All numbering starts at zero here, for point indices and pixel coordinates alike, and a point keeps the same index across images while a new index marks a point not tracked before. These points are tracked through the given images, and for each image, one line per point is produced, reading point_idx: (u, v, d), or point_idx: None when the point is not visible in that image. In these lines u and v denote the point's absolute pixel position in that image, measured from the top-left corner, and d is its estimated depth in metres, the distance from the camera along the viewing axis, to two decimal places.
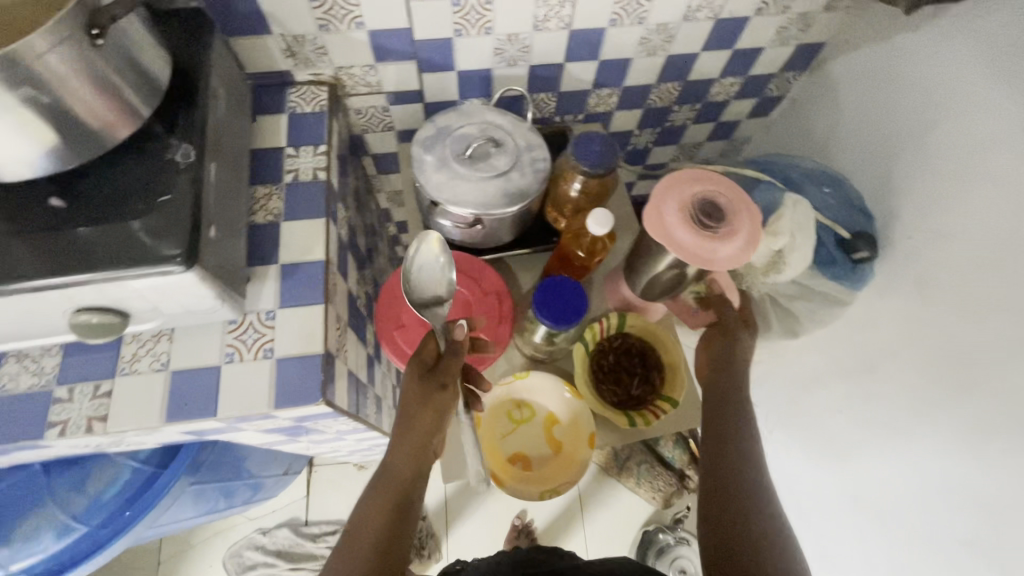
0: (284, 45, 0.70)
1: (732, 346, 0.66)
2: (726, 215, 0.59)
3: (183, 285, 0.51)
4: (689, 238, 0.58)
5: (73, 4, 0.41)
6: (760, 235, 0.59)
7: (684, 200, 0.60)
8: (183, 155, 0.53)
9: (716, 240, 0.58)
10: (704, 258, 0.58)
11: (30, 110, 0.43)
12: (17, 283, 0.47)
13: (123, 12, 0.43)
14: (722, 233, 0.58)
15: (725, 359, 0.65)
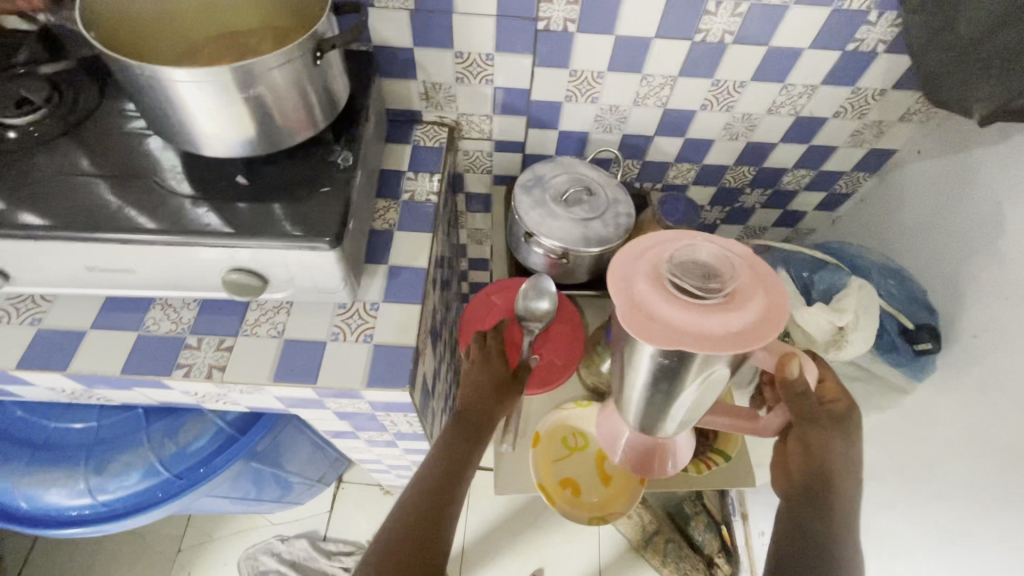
0: (422, 90, 0.84)
1: (825, 444, 0.58)
2: (714, 280, 0.48)
3: (321, 261, 0.60)
4: (715, 323, 0.47)
5: (307, 36, 0.54)
6: (735, 268, 0.49)
7: (653, 279, 0.50)
8: (343, 159, 0.64)
9: (733, 316, 0.46)
10: (767, 323, 0.46)
11: (249, 107, 0.56)
12: (203, 237, 0.57)
13: (340, 44, 0.56)
14: (723, 305, 0.47)
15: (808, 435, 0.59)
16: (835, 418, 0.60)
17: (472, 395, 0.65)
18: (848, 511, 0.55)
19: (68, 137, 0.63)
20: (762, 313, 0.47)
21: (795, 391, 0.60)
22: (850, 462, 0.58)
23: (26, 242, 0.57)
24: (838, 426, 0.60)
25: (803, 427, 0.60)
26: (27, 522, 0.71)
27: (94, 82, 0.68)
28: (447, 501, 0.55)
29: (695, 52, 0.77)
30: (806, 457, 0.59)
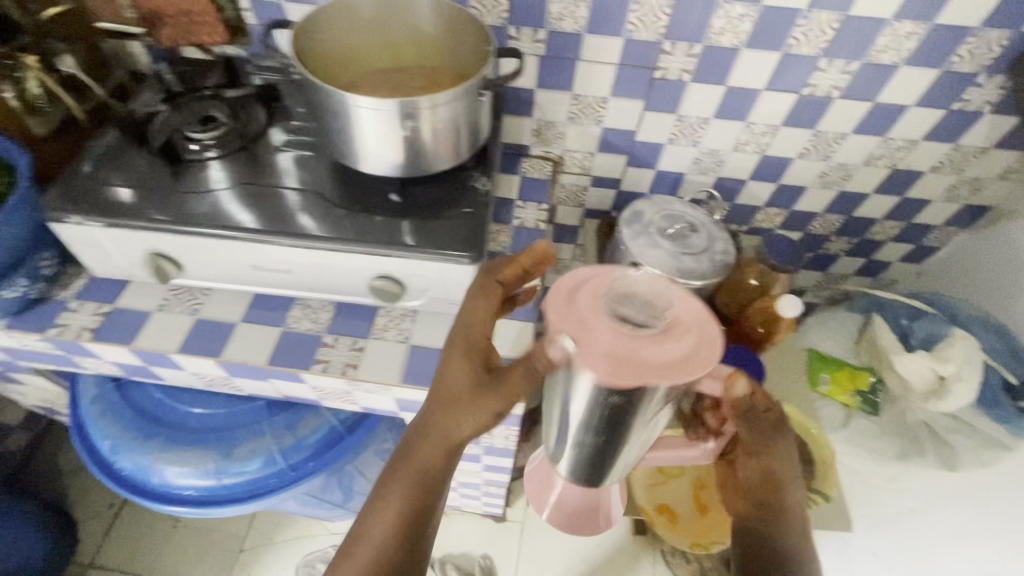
0: (535, 126, 0.91)
1: (773, 463, 0.56)
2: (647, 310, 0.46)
3: (460, 273, 0.66)
4: (655, 356, 0.44)
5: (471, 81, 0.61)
6: (670, 296, 0.48)
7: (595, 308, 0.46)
8: (482, 184, 0.71)
9: (669, 347, 0.44)
10: (705, 356, 0.45)
11: (407, 137, 0.64)
12: (364, 246, 0.64)
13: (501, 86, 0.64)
14: (660, 336, 0.45)
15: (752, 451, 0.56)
16: (779, 432, 0.56)
17: (438, 402, 0.54)
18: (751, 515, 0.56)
19: (244, 151, 0.72)
20: (697, 346, 0.45)
21: (747, 412, 0.55)
22: (782, 471, 0.56)
23: (211, 240, 0.64)
24: (781, 438, 0.56)
25: (757, 453, 0.56)
26: (159, 498, 0.77)
27: (267, 106, 0.77)
28: (415, 525, 0.52)
29: (802, 104, 0.81)
30: (760, 483, 0.56)
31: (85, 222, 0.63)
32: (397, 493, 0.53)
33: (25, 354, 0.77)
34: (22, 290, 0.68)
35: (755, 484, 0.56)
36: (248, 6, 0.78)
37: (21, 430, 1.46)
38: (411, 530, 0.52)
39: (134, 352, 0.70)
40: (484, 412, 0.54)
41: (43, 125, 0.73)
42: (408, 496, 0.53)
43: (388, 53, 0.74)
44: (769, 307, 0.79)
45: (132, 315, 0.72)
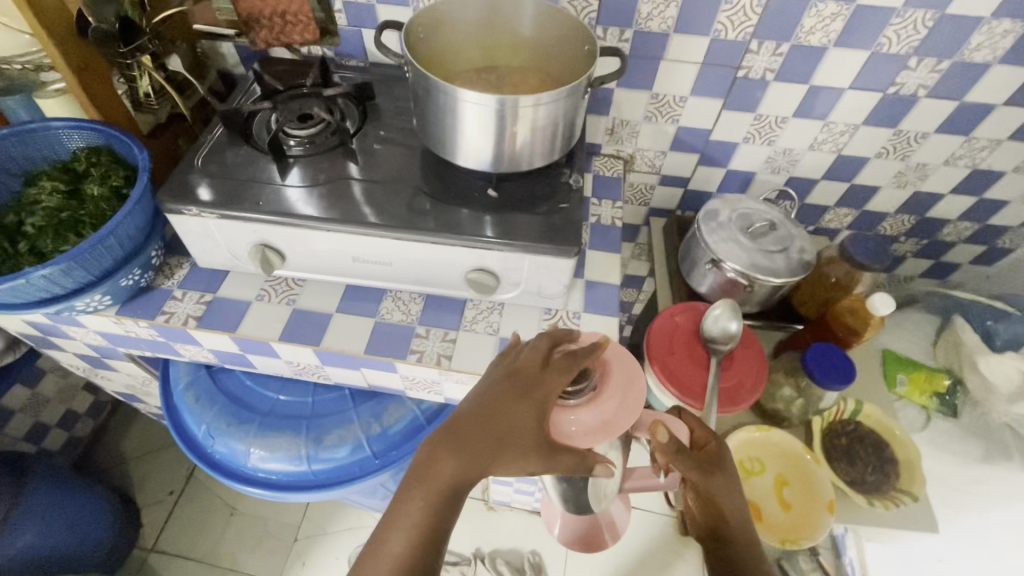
0: (609, 125, 0.92)
1: (719, 496, 0.57)
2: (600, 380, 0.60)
3: (557, 267, 0.67)
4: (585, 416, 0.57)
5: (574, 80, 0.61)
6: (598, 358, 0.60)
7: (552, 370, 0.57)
8: (575, 181, 0.72)
9: (600, 410, 0.57)
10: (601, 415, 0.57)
11: (506, 136, 0.65)
12: (465, 238, 0.65)
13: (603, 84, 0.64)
14: (593, 399, 0.57)
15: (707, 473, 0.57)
16: (721, 466, 0.58)
17: (478, 414, 0.53)
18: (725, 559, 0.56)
19: (341, 148, 0.75)
20: (620, 411, 0.58)
21: (681, 447, 0.57)
22: (736, 505, 0.57)
23: (316, 232, 0.67)
24: (715, 468, 0.57)
25: (706, 489, 0.57)
26: (250, 482, 0.80)
27: (359, 104, 0.80)
28: (434, 537, 0.50)
29: (886, 103, 0.81)
30: (711, 518, 0.57)
31: (201, 214, 0.66)
32: (416, 510, 0.50)
33: (127, 340, 0.80)
34: (135, 278, 0.71)
35: (721, 525, 0.57)
36: (340, 9, 0.80)
37: (86, 418, 1.52)
38: (426, 552, 0.49)
39: (235, 339, 0.73)
40: (529, 458, 0.53)
41: (149, 121, 0.79)
42: (428, 517, 0.50)
43: (485, 49, 0.77)
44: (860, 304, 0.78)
45: (233, 304, 0.75)
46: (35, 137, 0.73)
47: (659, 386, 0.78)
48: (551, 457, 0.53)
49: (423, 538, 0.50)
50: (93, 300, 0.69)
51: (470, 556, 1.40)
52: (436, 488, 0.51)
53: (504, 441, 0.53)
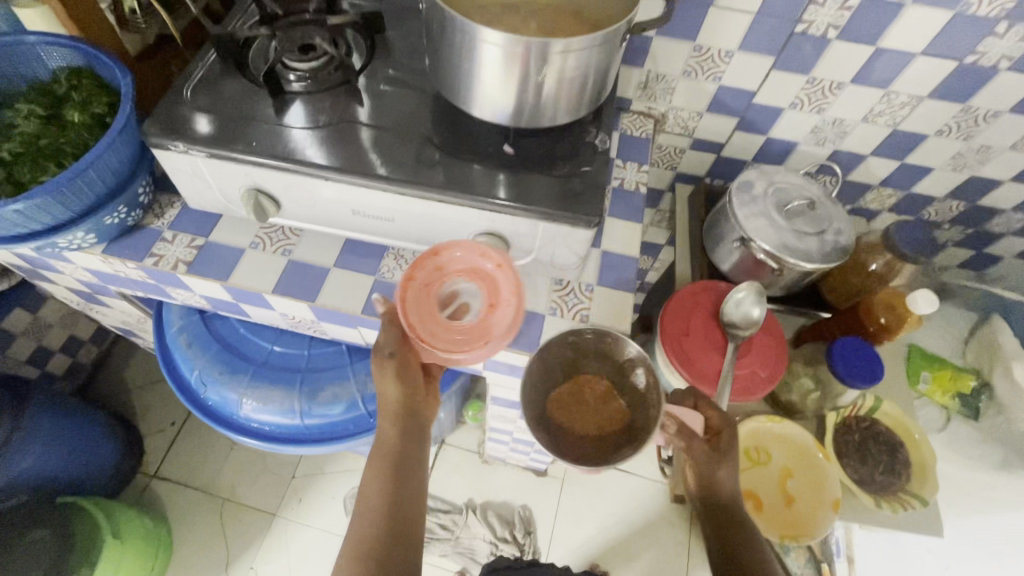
0: (643, 78, 0.83)
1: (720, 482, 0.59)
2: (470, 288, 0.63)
3: (573, 237, 0.61)
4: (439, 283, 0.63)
5: (614, 24, 0.53)
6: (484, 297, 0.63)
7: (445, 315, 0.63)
8: (601, 141, 0.64)
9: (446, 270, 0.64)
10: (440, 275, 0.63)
11: (530, 84, 0.57)
12: (474, 198, 0.59)
13: (648, 27, 0.58)
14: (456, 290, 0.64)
15: (713, 457, 0.60)
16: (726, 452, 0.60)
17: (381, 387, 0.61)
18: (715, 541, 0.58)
19: (346, 86, 0.68)
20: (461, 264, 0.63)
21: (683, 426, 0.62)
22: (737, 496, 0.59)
23: (313, 179, 0.61)
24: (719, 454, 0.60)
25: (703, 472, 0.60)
26: (243, 431, 0.79)
27: (366, 37, 0.72)
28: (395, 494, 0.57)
29: (959, 74, 0.72)
30: (708, 504, 0.60)
31: (189, 151, 0.60)
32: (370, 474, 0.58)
33: (117, 280, 0.77)
34: (121, 217, 0.66)
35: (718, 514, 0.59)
36: None
37: (91, 345, 1.52)
38: (389, 506, 0.56)
39: (227, 288, 0.69)
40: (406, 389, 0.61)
41: (136, 41, 0.72)
42: (384, 498, 0.56)
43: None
44: (897, 299, 0.73)
45: (226, 251, 0.70)
46: (10, 52, 0.66)
47: (669, 367, 0.74)
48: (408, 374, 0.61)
49: (387, 511, 0.56)
50: (77, 238, 0.65)
51: (462, 506, 1.43)
52: (378, 454, 0.59)
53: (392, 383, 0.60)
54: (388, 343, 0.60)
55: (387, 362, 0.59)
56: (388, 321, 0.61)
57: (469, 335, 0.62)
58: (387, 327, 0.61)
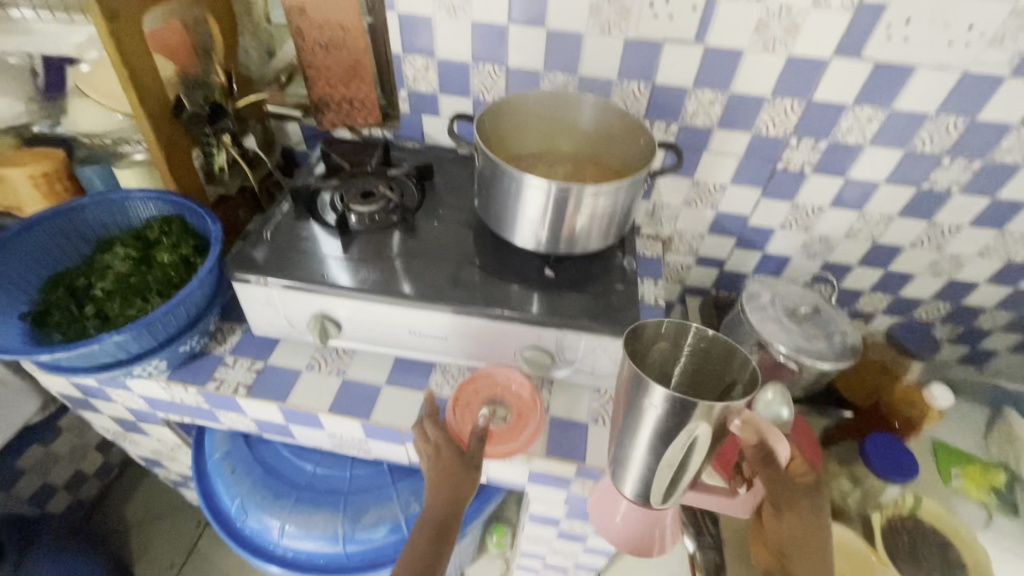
0: (649, 208, 0.96)
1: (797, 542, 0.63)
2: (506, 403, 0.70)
3: (613, 348, 0.67)
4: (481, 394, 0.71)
5: (638, 173, 0.64)
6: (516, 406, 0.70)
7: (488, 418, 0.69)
8: (628, 263, 0.74)
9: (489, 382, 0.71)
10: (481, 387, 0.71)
11: (570, 220, 0.66)
12: (522, 316, 0.66)
13: (665, 172, 0.70)
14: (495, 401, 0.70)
15: (785, 505, 0.64)
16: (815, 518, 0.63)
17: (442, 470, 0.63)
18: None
19: (402, 224, 0.78)
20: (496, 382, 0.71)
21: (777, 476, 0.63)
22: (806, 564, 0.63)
23: (378, 305, 0.68)
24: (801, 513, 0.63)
25: (777, 528, 0.65)
26: (281, 562, 0.76)
27: (417, 183, 0.84)
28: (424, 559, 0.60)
29: (920, 197, 0.85)
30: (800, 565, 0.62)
31: (266, 284, 0.67)
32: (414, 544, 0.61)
33: (170, 405, 0.80)
34: (192, 345, 0.72)
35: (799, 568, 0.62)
36: (405, 97, 0.88)
37: (94, 480, 1.46)
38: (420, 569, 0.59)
39: (283, 409, 0.72)
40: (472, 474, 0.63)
41: (217, 192, 0.83)
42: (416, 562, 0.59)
43: (538, 136, 0.82)
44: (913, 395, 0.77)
45: (284, 373, 0.75)
46: (112, 206, 0.77)
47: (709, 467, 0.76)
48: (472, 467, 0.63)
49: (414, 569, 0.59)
50: (150, 366, 0.69)
51: None
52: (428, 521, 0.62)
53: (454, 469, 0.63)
54: (473, 453, 0.63)
55: (471, 472, 0.63)
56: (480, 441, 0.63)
57: (508, 433, 0.68)
58: (479, 439, 0.63)
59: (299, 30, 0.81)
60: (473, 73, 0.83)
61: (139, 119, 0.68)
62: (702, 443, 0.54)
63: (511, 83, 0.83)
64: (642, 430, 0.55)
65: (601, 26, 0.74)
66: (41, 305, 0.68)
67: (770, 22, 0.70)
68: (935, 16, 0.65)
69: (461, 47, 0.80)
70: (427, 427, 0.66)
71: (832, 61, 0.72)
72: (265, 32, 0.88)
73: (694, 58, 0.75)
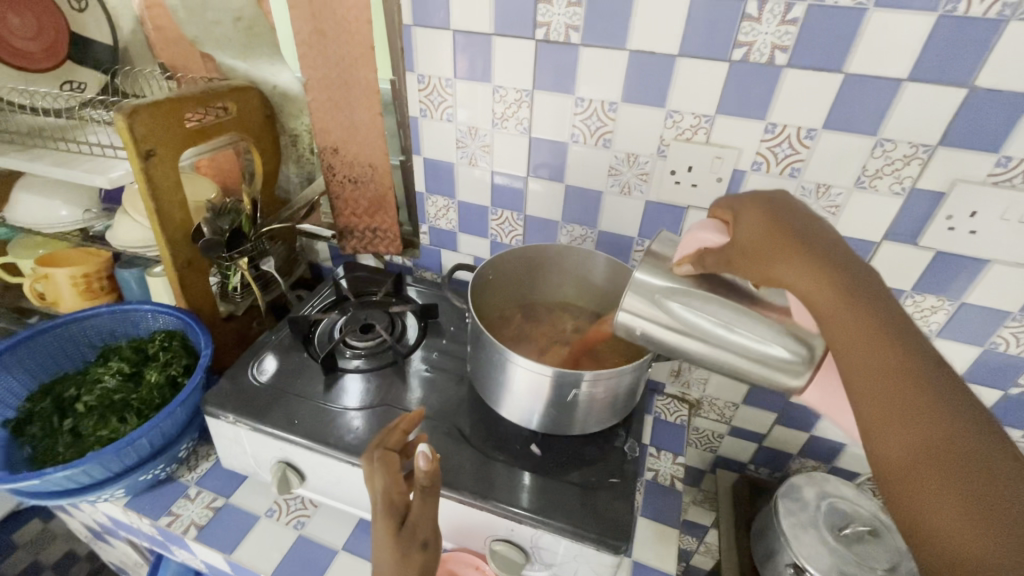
0: (674, 367, 0.86)
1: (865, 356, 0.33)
2: None
3: (597, 560, 0.55)
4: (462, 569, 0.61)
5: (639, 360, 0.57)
6: None
7: None
8: (629, 447, 0.64)
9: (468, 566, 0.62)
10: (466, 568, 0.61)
11: (558, 399, 0.59)
12: (492, 505, 0.57)
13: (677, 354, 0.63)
14: None
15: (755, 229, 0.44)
16: (771, 216, 0.44)
17: (378, 536, 0.48)
18: (939, 505, 0.27)
19: (394, 366, 0.74)
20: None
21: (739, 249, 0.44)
22: (943, 408, 0.29)
23: (341, 464, 0.62)
24: (802, 252, 0.40)
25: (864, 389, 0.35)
26: None
27: (421, 320, 0.82)
28: None
29: (1006, 402, 0.70)
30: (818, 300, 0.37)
31: (235, 423, 0.64)
32: None
33: (128, 528, 0.75)
34: (155, 472, 0.68)
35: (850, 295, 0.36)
36: (426, 231, 0.88)
37: None
38: None
39: (228, 561, 0.65)
40: (410, 551, 0.47)
41: (228, 310, 0.84)
42: None
43: (537, 285, 0.77)
44: None
45: (241, 518, 0.68)
46: (126, 315, 0.79)
47: None
48: (408, 542, 0.47)
49: None
50: (106, 494, 0.66)
51: None
52: None
53: (394, 535, 0.48)
54: (414, 518, 0.48)
55: (415, 554, 0.48)
56: (424, 497, 0.49)
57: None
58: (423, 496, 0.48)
59: (331, 166, 0.85)
60: (491, 217, 0.82)
61: (158, 243, 0.70)
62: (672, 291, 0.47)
63: (528, 230, 0.81)
64: (675, 342, 0.46)
65: (621, 185, 0.71)
66: (24, 414, 0.68)
67: (807, 199, 0.63)
68: (1008, 212, 0.56)
69: (481, 194, 0.80)
70: (375, 464, 0.51)
71: (882, 244, 0.63)
72: (308, 161, 0.92)
73: None
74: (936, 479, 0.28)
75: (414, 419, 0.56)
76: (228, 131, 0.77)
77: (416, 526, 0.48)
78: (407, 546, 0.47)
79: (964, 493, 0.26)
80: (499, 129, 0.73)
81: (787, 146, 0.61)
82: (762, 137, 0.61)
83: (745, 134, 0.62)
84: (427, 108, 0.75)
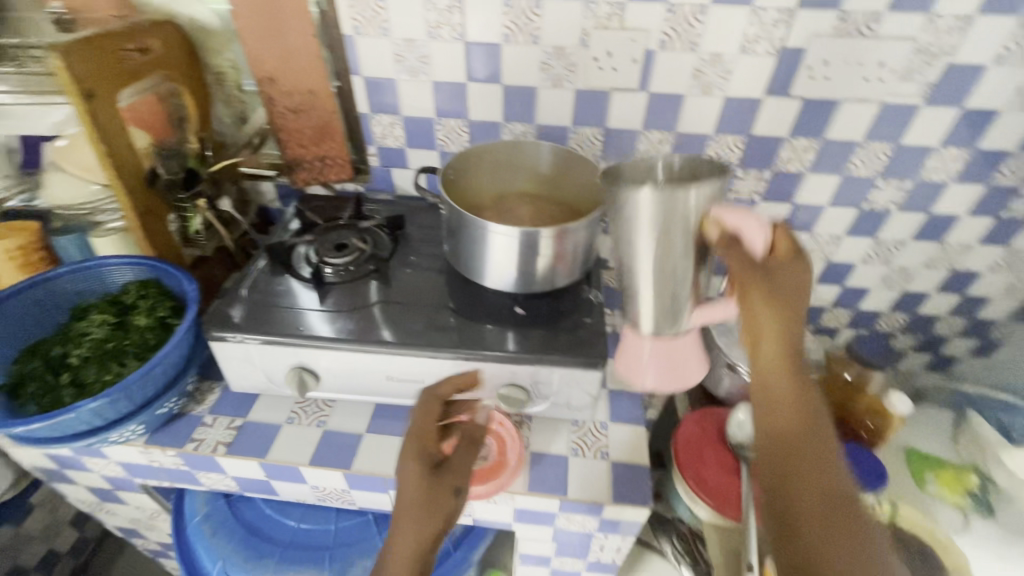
0: (615, 241, 0.99)
1: (783, 395, 0.54)
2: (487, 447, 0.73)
3: (586, 379, 0.69)
4: None
5: (595, 213, 0.69)
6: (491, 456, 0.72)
7: None
8: (595, 296, 0.78)
9: (482, 419, 0.75)
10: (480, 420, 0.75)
11: (533, 259, 0.70)
12: (495, 355, 0.68)
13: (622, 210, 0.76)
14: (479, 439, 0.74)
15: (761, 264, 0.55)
16: (789, 259, 0.55)
17: (409, 473, 0.56)
18: (797, 496, 0.50)
19: (377, 273, 0.81)
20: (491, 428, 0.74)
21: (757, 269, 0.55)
22: (816, 458, 0.51)
23: (354, 352, 0.70)
24: (778, 309, 0.54)
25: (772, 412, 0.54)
26: None
27: (391, 233, 0.88)
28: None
29: (863, 216, 0.90)
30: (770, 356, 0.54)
31: (243, 340, 0.69)
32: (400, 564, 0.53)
33: (147, 471, 0.79)
34: (171, 406, 0.72)
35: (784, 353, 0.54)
36: (374, 153, 0.92)
37: (66, 560, 1.40)
38: None
39: (264, 465, 0.72)
40: (441, 487, 0.55)
41: (194, 254, 0.86)
42: None
43: (494, 179, 0.86)
44: (877, 404, 0.82)
45: (264, 429, 0.75)
46: (90, 273, 0.78)
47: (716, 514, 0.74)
48: (437, 479, 0.56)
49: None
50: (127, 431, 0.69)
51: None
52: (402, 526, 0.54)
53: (427, 471, 0.56)
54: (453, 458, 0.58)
55: (447, 497, 0.55)
56: (460, 446, 0.59)
57: (490, 472, 0.71)
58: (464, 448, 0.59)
59: (270, 98, 0.87)
60: (437, 128, 0.88)
61: (116, 190, 0.71)
62: (689, 231, 0.57)
63: (474, 135, 0.88)
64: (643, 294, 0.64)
65: (552, 79, 0.80)
66: (18, 377, 0.69)
67: (705, 69, 0.76)
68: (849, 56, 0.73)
69: (424, 105, 0.85)
70: (419, 406, 0.61)
71: (765, 99, 0.78)
72: (238, 99, 0.91)
73: (641, 104, 0.81)
74: (798, 492, 0.50)
75: (470, 380, 0.64)
76: (156, 71, 0.76)
77: (451, 468, 0.57)
78: (435, 485, 0.55)
79: (811, 502, 0.49)
80: (435, 38, 0.78)
81: (686, 23, 0.73)
82: (666, 18, 0.72)
83: (651, 16, 0.72)
84: (361, 24, 0.78)
